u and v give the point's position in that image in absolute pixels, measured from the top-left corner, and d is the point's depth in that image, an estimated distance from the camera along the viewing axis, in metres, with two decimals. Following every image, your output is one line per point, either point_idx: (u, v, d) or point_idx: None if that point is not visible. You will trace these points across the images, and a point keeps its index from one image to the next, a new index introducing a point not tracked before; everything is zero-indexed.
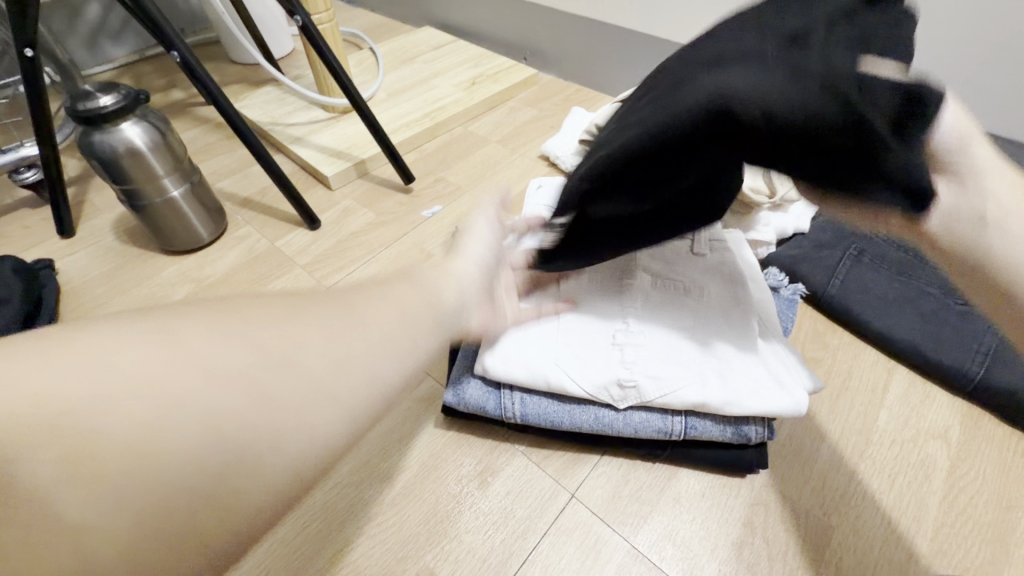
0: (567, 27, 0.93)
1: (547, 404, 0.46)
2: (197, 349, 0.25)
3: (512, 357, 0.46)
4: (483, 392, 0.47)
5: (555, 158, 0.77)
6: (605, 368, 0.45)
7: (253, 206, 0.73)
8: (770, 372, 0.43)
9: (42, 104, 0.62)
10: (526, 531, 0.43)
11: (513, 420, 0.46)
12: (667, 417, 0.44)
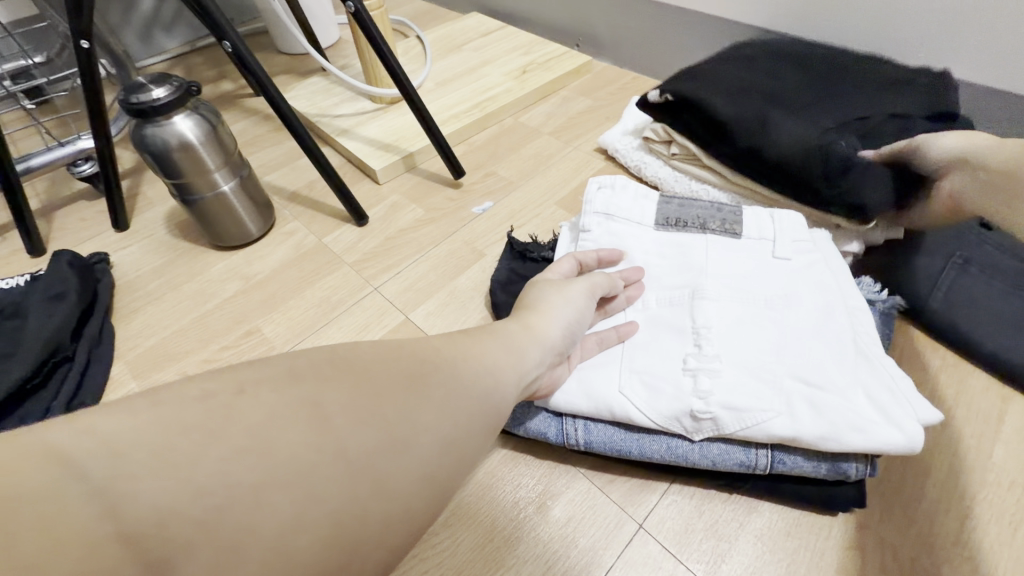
0: (626, 10, 0.87)
1: (613, 431, 0.42)
2: (295, 415, 0.21)
3: (572, 383, 0.42)
4: (544, 418, 0.43)
5: (613, 150, 0.72)
6: (676, 395, 0.40)
7: (301, 201, 0.72)
8: (874, 404, 0.37)
9: (98, 97, 0.62)
10: (589, 564, 0.39)
11: (575, 448, 0.42)
12: (750, 450, 0.39)
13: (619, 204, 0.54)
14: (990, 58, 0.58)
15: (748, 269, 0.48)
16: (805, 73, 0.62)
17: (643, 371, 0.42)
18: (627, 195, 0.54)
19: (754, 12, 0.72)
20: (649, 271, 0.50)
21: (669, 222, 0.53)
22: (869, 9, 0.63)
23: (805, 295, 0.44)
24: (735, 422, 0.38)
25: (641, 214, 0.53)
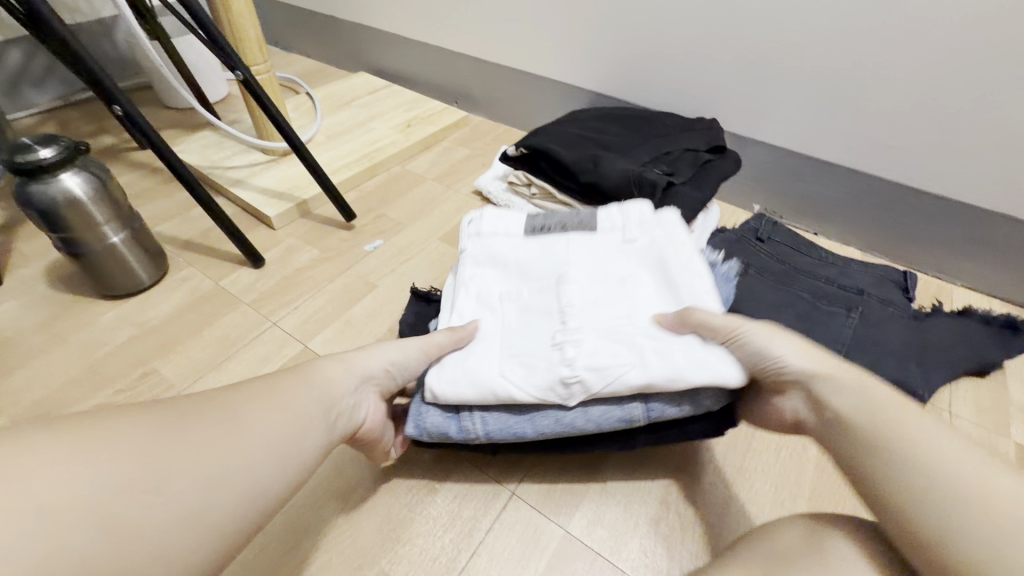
0: (494, 74, 1.02)
1: (506, 417, 0.46)
2: (77, 482, 0.27)
3: (458, 377, 0.46)
4: (443, 418, 0.47)
5: (487, 192, 0.85)
6: (551, 370, 0.45)
7: (195, 248, 0.75)
8: (704, 342, 0.43)
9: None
10: (472, 529, 0.48)
11: (476, 438, 0.46)
12: (625, 405, 0.44)
13: (485, 221, 0.57)
14: (750, 117, 0.79)
15: (603, 256, 0.53)
16: (627, 128, 0.80)
17: (519, 353, 0.47)
18: (495, 215, 0.57)
19: (591, 78, 0.91)
20: (520, 264, 0.54)
21: (538, 225, 0.57)
22: (668, 81, 0.83)
23: (647, 260, 0.51)
24: (599, 379, 0.43)
25: (512, 224, 0.57)
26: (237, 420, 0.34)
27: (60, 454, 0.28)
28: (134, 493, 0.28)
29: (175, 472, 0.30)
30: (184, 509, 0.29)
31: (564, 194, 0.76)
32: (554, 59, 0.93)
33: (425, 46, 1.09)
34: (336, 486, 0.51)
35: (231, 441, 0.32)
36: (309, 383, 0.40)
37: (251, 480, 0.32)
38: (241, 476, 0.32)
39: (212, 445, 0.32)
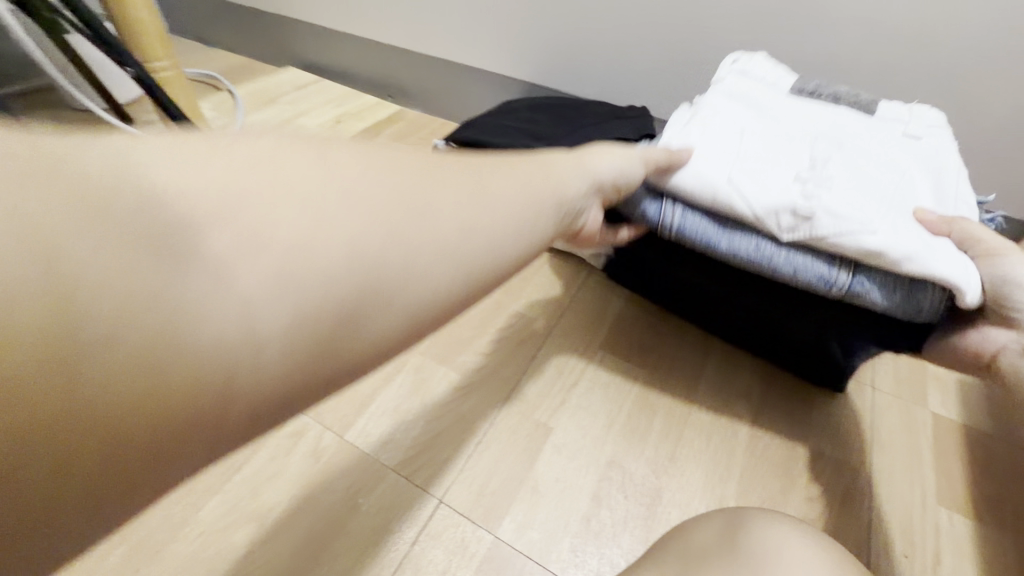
0: (426, 66, 0.99)
1: (705, 224, 0.48)
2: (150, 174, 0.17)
3: (686, 171, 0.47)
4: (656, 205, 0.49)
5: None
6: (781, 194, 0.45)
7: None
8: (924, 239, 0.43)
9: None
10: (397, 542, 0.46)
11: (670, 229, 0.49)
12: (834, 268, 0.45)
13: (756, 68, 0.59)
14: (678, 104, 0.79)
15: (881, 142, 0.51)
16: (558, 118, 0.79)
17: (755, 173, 0.47)
18: (761, 66, 0.59)
19: (521, 67, 0.89)
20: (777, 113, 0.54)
21: (803, 91, 0.57)
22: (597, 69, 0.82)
23: (918, 156, 0.51)
24: (833, 226, 0.43)
25: (775, 79, 0.58)
26: (483, 182, 0.27)
27: (314, 163, 0.21)
28: (400, 227, 0.22)
29: (335, 189, 0.21)
30: (423, 245, 0.23)
31: None
32: (485, 50, 0.91)
33: (354, 38, 1.05)
34: (252, 507, 0.48)
35: (486, 200, 0.26)
36: (549, 174, 0.33)
37: (478, 235, 0.25)
38: (482, 224, 0.25)
39: (474, 191, 0.26)
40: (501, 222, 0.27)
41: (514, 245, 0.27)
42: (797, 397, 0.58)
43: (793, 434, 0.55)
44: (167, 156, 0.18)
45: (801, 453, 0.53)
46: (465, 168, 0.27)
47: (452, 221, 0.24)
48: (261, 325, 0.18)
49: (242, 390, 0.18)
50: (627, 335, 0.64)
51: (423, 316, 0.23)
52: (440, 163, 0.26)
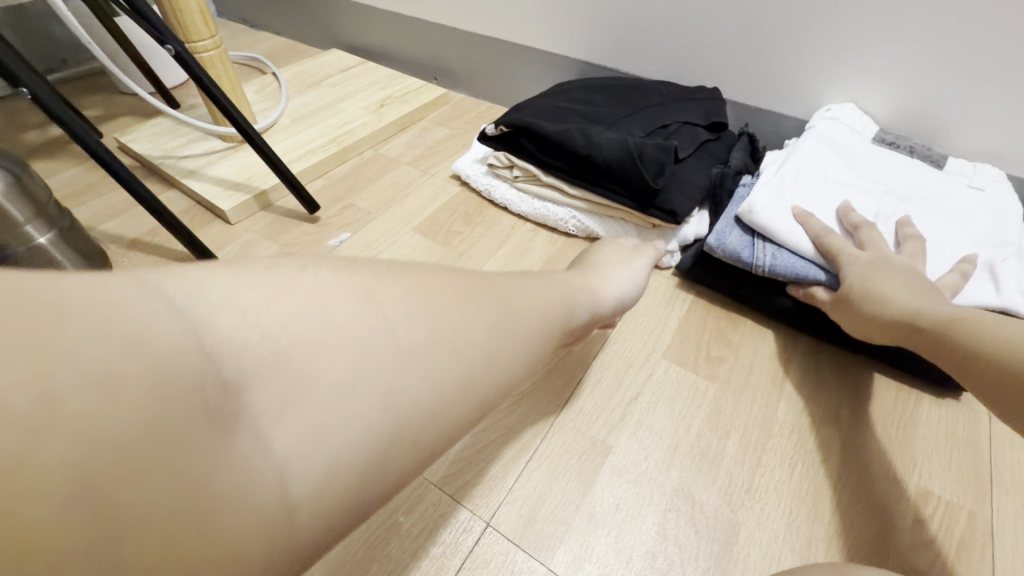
0: (472, 44, 0.93)
1: (796, 259, 0.54)
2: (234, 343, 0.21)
3: (775, 207, 0.55)
4: (742, 241, 0.56)
5: (466, 176, 0.77)
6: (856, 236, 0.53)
7: (142, 247, 0.68)
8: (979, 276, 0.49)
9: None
10: (439, 569, 0.42)
11: (763, 269, 0.54)
12: None
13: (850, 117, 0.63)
14: (754, 85, 0.71)
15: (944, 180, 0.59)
16: (619, 99, 0.71)
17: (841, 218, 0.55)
18: (857, 113, 0.64)
19: (578, 44, 0.82)
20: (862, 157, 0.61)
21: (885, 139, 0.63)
22: (663, 44, 0.74)
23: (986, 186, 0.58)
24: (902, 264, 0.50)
25: (865, 126, 0.64)
26: (475, 304, 0.28)
27: (300, 295, 0.24)
28: (368, 358, 0.23)
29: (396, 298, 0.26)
30: (389, 392, 0.23)
31: (547, 173, 0.68)
32: (537, 26, 0.84)
33: (399, 17, 1.00)
34: None
35: (468, 321, 0.27)
36: (538, 289, 0.34)
37: (490, 342, 0.28)
38: (457, 360, 0.26)
39: (463, 310, 0.28)
40: (482, 354, 0.27)
41: (481, 384, 0.27)
42: (897, 425, 0.51)
43: (891, 467, 0.47)
44: (185, 292, 0.21)
45: (906, 493, 0.46)
46: (447, 287, 0.28)
47: (429, 354, 0.25)
48: (193, 470, 0.18)
49: (147, 542, 0.17)
50: (694, 344, 0.58)
51: (375, 474, 0.23)
52: (430, 286, 0.28)
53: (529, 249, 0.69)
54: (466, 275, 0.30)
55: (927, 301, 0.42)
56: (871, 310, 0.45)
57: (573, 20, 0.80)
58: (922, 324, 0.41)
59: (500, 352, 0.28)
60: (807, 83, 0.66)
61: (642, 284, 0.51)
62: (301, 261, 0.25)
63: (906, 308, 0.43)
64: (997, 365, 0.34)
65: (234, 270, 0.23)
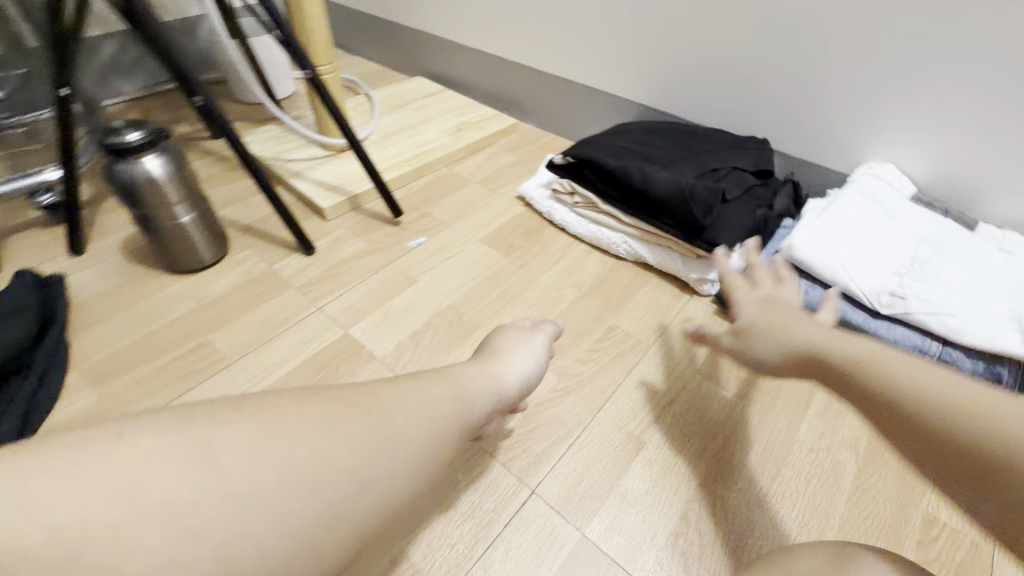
0: (545, 83, 1.04)
1: (825, 296, 0.61)
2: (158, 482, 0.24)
3: (810, 249, 0.62)
4: None
5: (530, 198, 0.86)
6: (883, 280, 0.59)
7: (253, 232, 0.80)
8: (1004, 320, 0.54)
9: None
10: (491, 522, 0.49)
11: (795, 302, 0.62)
12: (927, 339, 0.56)
13: (890, 175, 0.70)
14: (801, 140, 0.78)
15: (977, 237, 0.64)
16: (676, 143, 0.80)
17: (870, 263, 0.61)
18: (895, 173, 0.70)
19: (642, 91, 0.91)
20: (899, 211, 0.66)
21: (921, 200, 0.70)
22: (720, 97, 0.83)
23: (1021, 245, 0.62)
24: (923, 307, 0.57)
25: (903, 185, 0.70)
26: (338, 432, 0.30)
27: (143, 447, 0.25)
28: (197, 515, 0.24)
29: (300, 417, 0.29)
30: (226, 544, 0.24)
31: (605, 203, 0.76)
32: (607, 72, 0.94)
33: (482, 54, 1.12)
34: None
35: (322, 449, 0.28)
36: (427, 399, 0.35)
37: (387, 448, 0.31)
38: (314, 497, 0.27)
39: (319, 442, 0.29)
40: (339, 488, 0.28)
41: (348, 515, 0.28)
42: None
43: (901, 492, 0.52)
44: (102, 448, 0.25)
45: (914, 516, 0.50)
46: (296, 423, 0.29)
47: (270, 496, 0.26)
48: None
49: None
50: (728, 365, 0.64)
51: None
52: (275, 426, 0.28)
53: (582, 266, 0.77)
54: (331, 401, 0.31)
55: (824, 339, 0.39)
56: (775, 348, 0.42)
57: (640, 69, 0.89)
58: (823, 358, 0.37)
59: (369, 473, 0.29)
60: (854, 142, 0.73)
61: (542, 365, 0.50)
62: (209, 404, 0.28)
63: (811, 341, 0.39)
64: (884, 402, 0.31)
65: (66, 442, 0.25)
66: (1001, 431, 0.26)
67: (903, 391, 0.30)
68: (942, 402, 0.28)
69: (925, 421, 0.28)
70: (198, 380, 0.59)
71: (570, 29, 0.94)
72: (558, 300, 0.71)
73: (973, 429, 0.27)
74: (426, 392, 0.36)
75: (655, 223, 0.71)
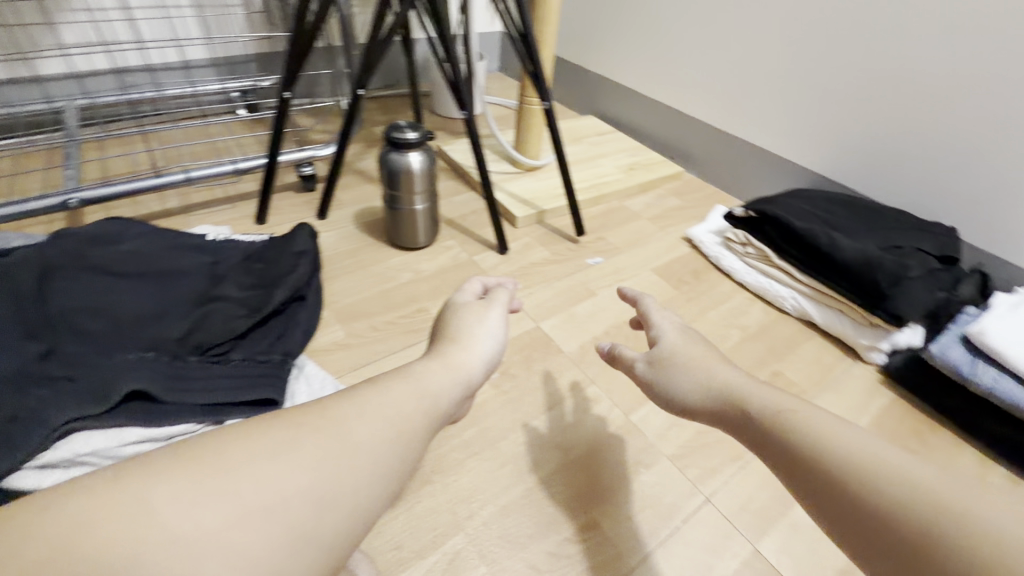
0: (718, 138, 1.11)
1: (1016, 386, 0.62)
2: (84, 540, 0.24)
3: (1004, 338, 0.64)
4: (963, 358, 0.65)
5: (699, 242, 0.93)
6: None
7: (455, 226, 0.93)
8: None
9: (298, 66, 0.74)
10: (670, 514, 0.55)
11: (981, 386, 0.63)
12: None
13: None
14: (991, 235, 0.79)
15: None
16: (858, 215, 0.83)
17: None
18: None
19: (821, 162, 0.96)
20: None
21: None
22: (906, 181, 0.86)
23: None
24: None
25: None
26: (292, 455, 0.30)
27: (69, 511, 0.25)
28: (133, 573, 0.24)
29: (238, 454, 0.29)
30: None
31: (782, 258, 0.82)
32: (789, 138, 0.99)
33: (658, 104, 1.21)
34: (558, 440, 0.61)
35: (275, 473, 0.29)
36: (384, 420, 0.35)
37: (341, 462, 0.31)
38: (268, 525, 0.27)
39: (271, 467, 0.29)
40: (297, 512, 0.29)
41: (310, 541, 0.28)
42: None
43: None
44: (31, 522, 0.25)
45: None
46: (254, 456, 0.29)
47: (234, 530, 0.26)
48: None
49: None
50: (895, 432, 0.66)
51: None
52: (220, 463, 0.29)
53: (747, 311, 0.82)
54: (280, 429, 0.31)
55: (730, 395, 0.43)
56: (689, 396, 0.46)
57: (824, 142, 0.94)
58: (740, 413, 0.42)
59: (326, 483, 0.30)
60: None
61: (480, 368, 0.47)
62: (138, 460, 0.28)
63: (740, 393, 0.43)
64: (813, 458, 0.35)
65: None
66: (908, 499, 0.30)
67: (820, 449, 0.35)
68: (860, 465, 0.33)
69: (851, 484, 0.33)
70: (420, 338, 0.71)
71: (758, 93, 1.01)
72: (724, 338, 0.77)
73: (885, 488, 0.31)
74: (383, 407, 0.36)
75: (832, 284, 0.76)
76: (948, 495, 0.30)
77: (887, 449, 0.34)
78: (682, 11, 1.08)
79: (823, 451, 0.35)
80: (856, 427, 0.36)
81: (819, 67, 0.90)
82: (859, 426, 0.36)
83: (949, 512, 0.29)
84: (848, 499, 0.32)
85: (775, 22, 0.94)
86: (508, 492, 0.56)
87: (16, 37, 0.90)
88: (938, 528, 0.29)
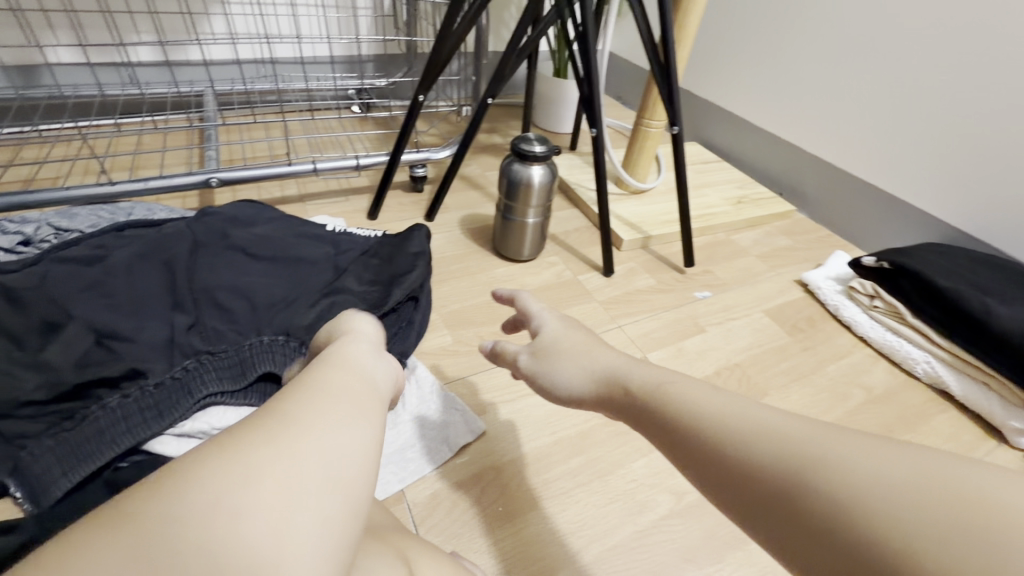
0: (840, 180, 1.04)
1: None
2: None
3: None
4: None
5: (816, 287, 0.87)
6: None
7: (559, 243, 0.92)
8: None
9: (437, 72, 0.76)
10: None
11: None
12: None
13: None
14: None
15: None
16: (1013, 281, 0.75)
17: None
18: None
19: (964, 217, 0.88)
20: None
21: None
22: None
23: None
24: None
25: None
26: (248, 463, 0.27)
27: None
28: None
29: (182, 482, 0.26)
30: None
31: (918, 317, 0.75)
32: (927, 187, 0.91)
33: (773, 137, 1.15)
34: (670, 482, 0.58)
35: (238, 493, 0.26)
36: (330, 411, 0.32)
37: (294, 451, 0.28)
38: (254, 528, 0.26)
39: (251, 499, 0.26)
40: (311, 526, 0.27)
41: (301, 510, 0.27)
42: None
43: None
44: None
45: None
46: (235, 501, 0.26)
47: (250, 537, 0.25)
48: None
49: None
50: None
51: None
52: (184, 529, 0.25)
53: (870, 369, 0.75)
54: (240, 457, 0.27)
55: (620, 380, 0.41)
56: (573, 380, 0.43)
57: (969, 196, 0.86)
58: (629, 397, 0.39)
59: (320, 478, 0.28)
60: None
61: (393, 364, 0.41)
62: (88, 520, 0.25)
63: (654, 390, 0.38)
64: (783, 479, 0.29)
65: None
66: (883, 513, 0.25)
67: (717, 434, 0.33)
68: (758, 449, 0.31)
69: (745, 472, 0.31)
70: None
71: (897, 136, 0.94)
72: (846, 396, 0.71)
73: (862, 485, 0.26)
74: (326, 398, 0.33)
75: (981, 355, 0.69)
76: (830, 454, 0.28)
77: (769, 415, 0.32)
78: (817, 43, 1.02)
79: (774, 456, 0.30)
80: (724, 395, 0.35)
81: (978, 115, 0.83)
82: (739, 399, 0.35)
83: (839, 479, 0.27)
84: (743, 482, 0.31)
85: (928, 62, 0.87)
86: (618, 530, 0.53)
87: (181, 24, 0.97)
88: (989, 534, 0.23)
